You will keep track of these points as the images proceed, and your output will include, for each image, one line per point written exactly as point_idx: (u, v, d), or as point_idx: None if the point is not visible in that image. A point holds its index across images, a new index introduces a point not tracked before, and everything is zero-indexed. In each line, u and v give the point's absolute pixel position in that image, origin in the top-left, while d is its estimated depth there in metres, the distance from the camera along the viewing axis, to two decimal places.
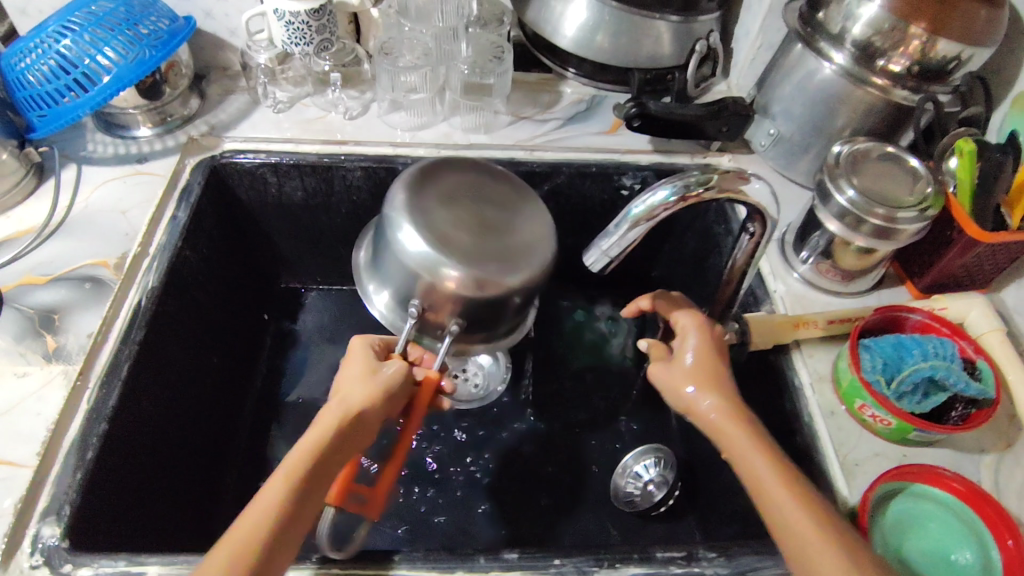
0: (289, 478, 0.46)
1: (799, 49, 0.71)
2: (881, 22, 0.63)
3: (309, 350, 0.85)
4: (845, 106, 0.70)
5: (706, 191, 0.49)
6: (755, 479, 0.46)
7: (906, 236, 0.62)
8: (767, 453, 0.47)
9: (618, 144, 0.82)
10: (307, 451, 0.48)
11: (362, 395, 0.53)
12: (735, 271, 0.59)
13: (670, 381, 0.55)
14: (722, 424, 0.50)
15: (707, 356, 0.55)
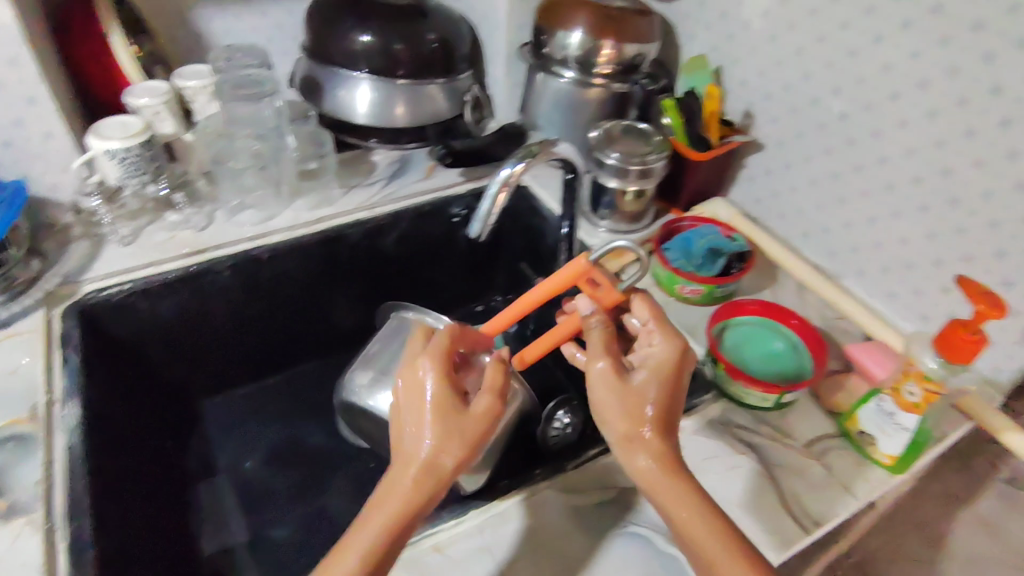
0: (381, 509, 0.47)
1: (541, 78, 0.97)
2: (585, 43, 0.91)
3: (226, 454, 0.93)
4: (587, 106, 0.96)
5: (533, 159, 0.66)
6: (695, 542, 0.49)
7: (657, 172, 0.87)
8: (711, 521, 0.49)
9: (437, 184, 1.00)
10: (400, 472, 0.48)
11: (432, 430, 0.49)
12: (568, 225, 0.81)
13: (619, 426, 0.52)
14: (657, 486, 0.51)
15: (671, 393, 0.54)
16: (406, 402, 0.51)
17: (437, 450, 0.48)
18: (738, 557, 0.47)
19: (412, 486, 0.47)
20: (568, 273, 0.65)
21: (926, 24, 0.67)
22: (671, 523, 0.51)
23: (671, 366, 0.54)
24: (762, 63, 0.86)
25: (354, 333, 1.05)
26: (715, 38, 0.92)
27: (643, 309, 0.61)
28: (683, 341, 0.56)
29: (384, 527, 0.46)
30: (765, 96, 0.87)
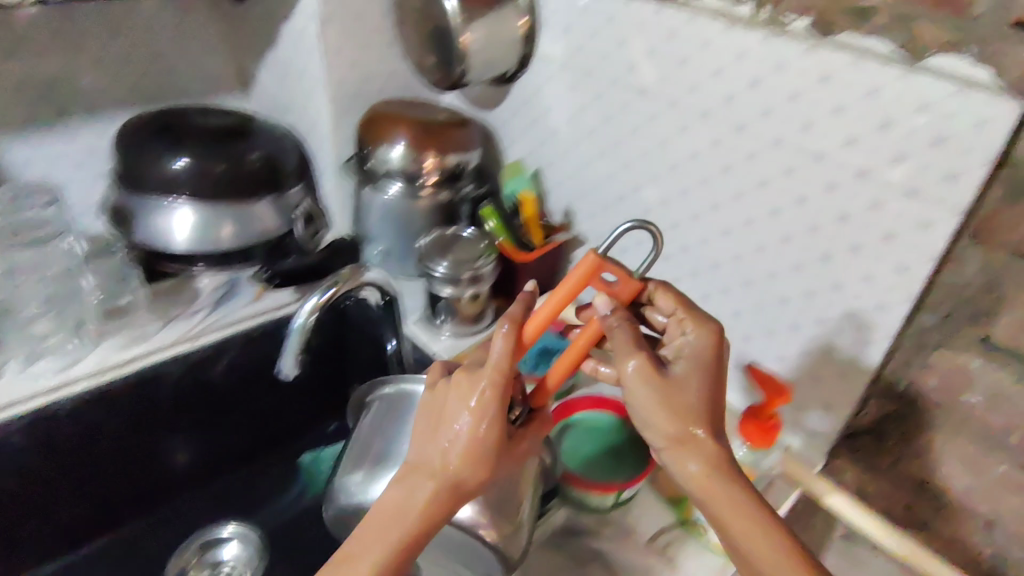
0: (374, 545, 0.52)
1: (367, 192, 0.97)
2: (406, 157, 0.92)
3: None
4: (418, 215, 0.97)
5: (343, 284, 0.64)
6: (742, 552, 0.51)
7: (487, 277, 0.90)
8: (761, 530, 0.51)
9: (266, 304, 0.97)
10: (402, 497, 0.53)
11: (455, 453, 0.53)
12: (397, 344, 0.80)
13: (667, 431, 0.53)
14: (710, 490, 0.53)
15: (707, 394, 0.54)
16: (444, 406, 0.54)
17: (461, 469, 0.53)
18: (796, 560, 0.49)
19: (418, 511, 0.53)
20: (580, 274, 0.56)
21: (699, 128, 0.74)
22: (723, 531, 0.52)
23: (713, 359, 0.56)
24: (574, 164, 0.92)
25: (186, 476, 0.95)
26: (530, 142, 0.98)
27: (666, 297, 0.60)
28: (717, 330, 0.57)
29: (369, 559, 0.51)
30: (582, 193, 0.93)
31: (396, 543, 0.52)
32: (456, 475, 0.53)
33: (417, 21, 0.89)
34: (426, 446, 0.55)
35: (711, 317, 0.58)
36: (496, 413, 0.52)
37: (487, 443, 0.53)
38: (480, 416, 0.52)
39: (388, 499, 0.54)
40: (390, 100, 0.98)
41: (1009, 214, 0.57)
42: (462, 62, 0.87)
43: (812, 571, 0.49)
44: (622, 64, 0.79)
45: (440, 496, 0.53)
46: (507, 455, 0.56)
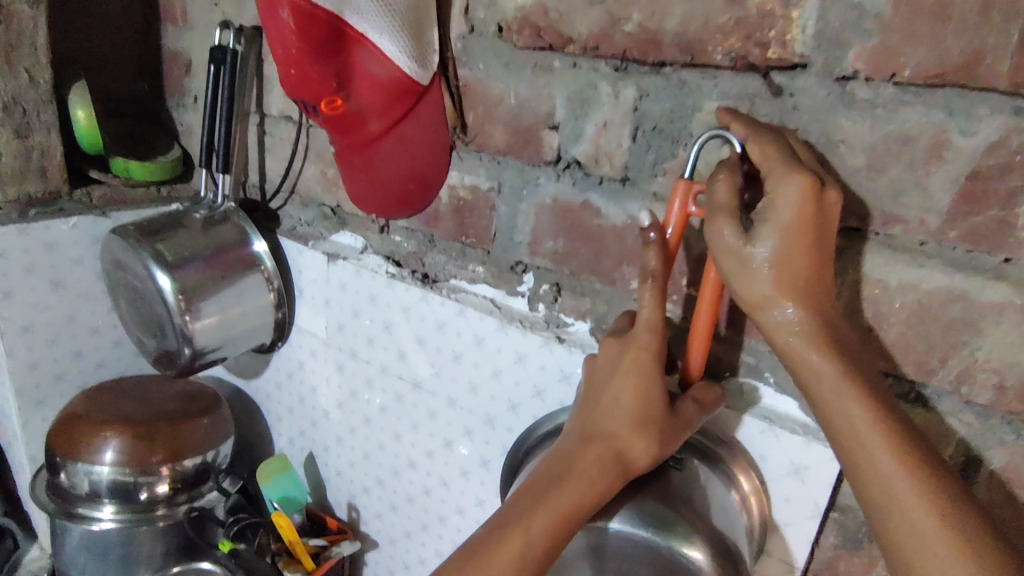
0: (521, 513, 0.38)
1: (61, 521, 0.69)
2: (121, 467, 0.68)
3: None
4: (143, 541, 0.71)
5: None
6: (846, 436, 0.36)
7: None
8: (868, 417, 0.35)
9: None
10: (547, 462, 0.41)
11: (616, 417, 0.42)
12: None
13: (755, 306, 0.39)
14: (818, 385, 0.37)
15: (807, 261, 0.38)
16: (596, 376, 0.44)
17: (628, 435, 0.41)
18: (893, 443, 0.35)
19: (584, 477, 0.39)
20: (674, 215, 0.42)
21: (485, 434, 0.60)
22: (821, 414, 0.37)
23: (804, 221, 0.37)
24: (351, 453, 0.74)
25: None
26: (299, 423, 0.79)
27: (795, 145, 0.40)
28: (812, 176, 0.37)
29: (544, 516, 0.38)
30: (364, 488, 0.74)
31: (559, 511, 0.38)
32: (623, 437, 0.41)
33: (131, 296, 0.70)
34: (590, 411, 0.43)
35: (791, 158, 0.38)
36: (648, 381, 0.42)
37: (655, 404, 0.41)
38: (633, 382, 0.42)
39: (541, 465, 0.41)
40: (106, 385, 0.75)
41: (850, 564, 0.46)
42: (188, 344, 0.68)
43: (909, 462, 0.34)
44: (391, 350, 0.65)
45: (608, 466, 0.40)
46: (673, 431, 0.42)
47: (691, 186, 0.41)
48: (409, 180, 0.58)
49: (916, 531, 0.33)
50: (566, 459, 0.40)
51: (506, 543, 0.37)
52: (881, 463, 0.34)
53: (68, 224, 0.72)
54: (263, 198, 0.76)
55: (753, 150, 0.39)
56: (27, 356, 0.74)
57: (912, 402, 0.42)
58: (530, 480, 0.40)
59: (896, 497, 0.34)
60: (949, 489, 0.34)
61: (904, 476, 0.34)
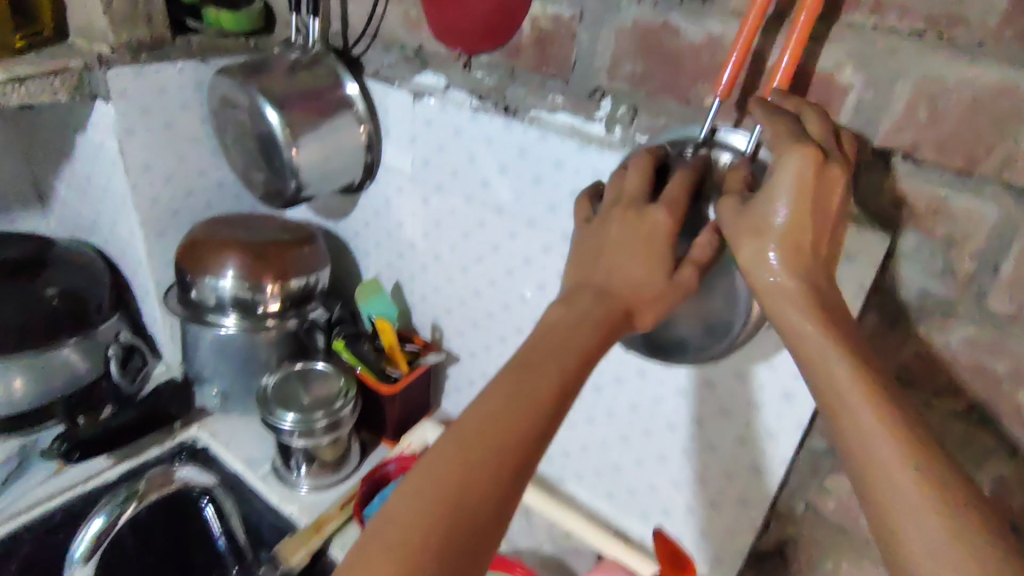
0: (545, 356, 0.43)
1: (195, 327, 0.82)
2: (240, 283, 0.79)
3: None
4: (261, 349, 0.83)
5: None
6: (824, 388, 0.40)
7: (349, 419, 0.78)
8: (850, 367, 0.40)
9: (76, 477, 0.79)
10: (560, 317, 0.46)
11: (625, 278, 0.47)
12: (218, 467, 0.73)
13: (744, 261, 0.45)
14: (808, 344, 0.42)
15: (807, 225, 0.43)
16: (605, 237, 0.49)
17: (638, 300, 0.46)
18: (876, 408, 0.38)
19: (595, 328, 0.45)
20: (636, 177, 0.50)
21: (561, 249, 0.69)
22: (810, 374, 0.42)
23: (810, 184, 0.42)
24: (435, 279, 0.84)
25: None
26: (385, 255, 0.88)
27: (807, 122, 0.46)
28: (816, 147, 0.42)
29: (559, 366, 0.43)
30: (448, 310, 0.84)
31: (575, 354, 0.43)
32: (631, 301, 0.46)
33: (240, 134, 0.78)
34: (596, 274, 0.48)
35: (795, 135, 0.43)
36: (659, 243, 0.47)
37: (661, 265, 0.47)
38: (644, 246, 0.47)
39: (553, 319, 0.46)
40: (217, 220, 0.85)
41: (886, 340, 0.55)
42: (294, 178, 0.76)
43: (890, 423, 0.38)
44: (475, 179, 0.73)
45: (617, 316, 0.46)
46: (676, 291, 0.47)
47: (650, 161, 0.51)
48: (494, 12, 0.62)
49: (888, 471, 0.36)
50: (579, 313, 0.46)
51: (536, 381, 0.42)
52: (865, 416, 0.38)
53: (175, 69, 0.79)
54: (346, 46, 0.82)
55: (768, 127, 0.45)
56: (148, 191, 0.83)
57: (956, 191, 0.48)
58: (533, 339, 0.45)
59: (871, 447, 0.37)
60: (928, 444, 0.37)
61: (879, 427, 0.37)
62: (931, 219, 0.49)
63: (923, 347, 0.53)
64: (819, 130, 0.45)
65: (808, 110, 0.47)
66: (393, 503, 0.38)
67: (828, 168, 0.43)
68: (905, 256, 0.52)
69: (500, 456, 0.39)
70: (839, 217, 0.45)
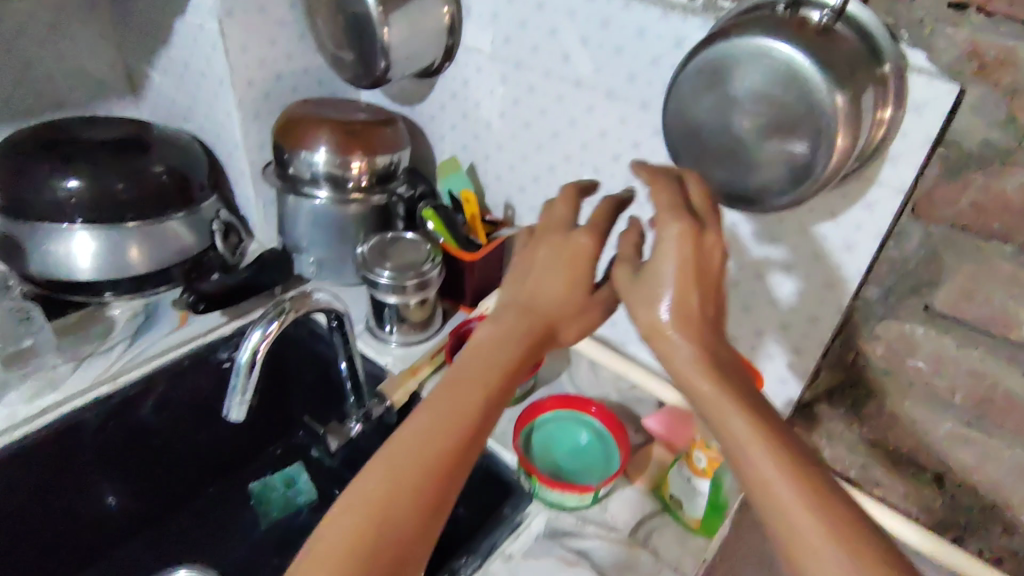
0: (470, 371, 0.47)
1: (292, 199, 0.90)
2: (332, 159, 0.86)
3: None
4: (351, 221, 0.91)
5: (286, 316, 0.60)
6: (728, 430, 0.42)
7: (435, 281, 0.86)
8: (754, 414, 0.42)
9: (196, 330, 0.89)
10: (490, 334, 0.50)
11: (552, 293, 0.51)
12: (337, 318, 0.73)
13: (644, 328, 0.47)
14: (719, 395, 0.43)
15: (695, 294, 0.46)
16: (536, 256, 0.52)
17: (560, 317, 0.51)
18: (774, 458, 0.40)
19: (512, 350, 0.49)
20: (564, 207, 0.54)
21: (638, 119, 0.74)
22: (716, 431, 0.43)
23: (692, 256, 0.46)
24: (510, 157, 0.90)
25: (122, 523, 0.87)
26: (461, 137, 0.94)
27: (689, 185, 0.50)
28: (689, 223, 0.46)
29: (481, 380, 0.47)
30: (521, 187, 0.91)
31: (501, 367, 0.48)
32: (553, 317, 0.51)
33: (332, 14, 0.83)
34: (522, 292, 0.52)
35: (675, 206, 0.47)
36: (576, 272, 0.51)
37: (580, 288, 0.51)
38: (567, 270, 0.51)
39: (485, 336, 0.49)
40: (305, 103, 0.91)
41: (945, 190, 0.60)
42: (384, 57, 0.81)
43: (795, 474, 0.39)
44: (556, 54, 0.77)
45: (538, 331, 0.50)
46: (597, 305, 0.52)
47: (576, 190, 0.55)
48: None
49: (796, 534, 0.38)
50: (500, 333, 0.49)
51: (469, 396, 0.46)
52: (769, 469, 0.40)
53: None
54: None
55: (659, 194, 0.48)
56: (244, 73, 0.89)
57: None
58: (467, 356, 0.49)
59: (777, 500, 0.39)
60: (833, 502, 0.38)
61: (785, 482, 0.39)
62: (999, 70, 0.54)
63: (980, 195, 0.59)
64: (699, 198, 0.49)
65: (687, 173, 0.52)
66: (322, 527, 0.41)
67: (704, 236, 0.47)
68: (972, 107, 0.56)
69: (428, 467, 0.43)
70: (719, 284, 0.48)
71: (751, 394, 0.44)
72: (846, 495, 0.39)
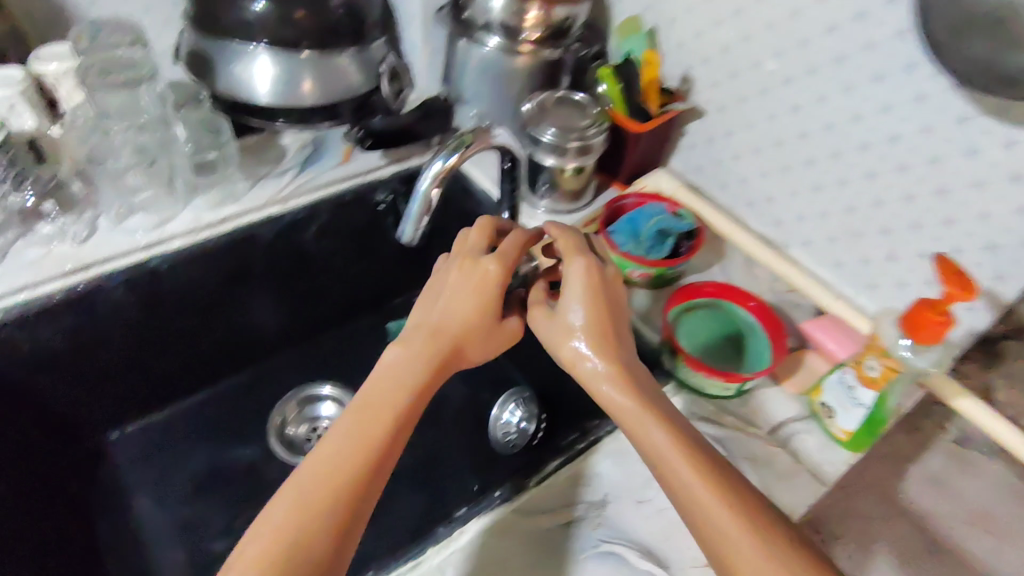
0: (388, 391, 0.52)
1: (463, 44, 0.88)
2: (509, 6, 0.82)
3: (126, 464, 0.83)
4: (516, 77, 0.87)
5: (468, 150, 0.59)
6: (647, 443, 0.50)
7: (597, 148, 0.82)
8: (664, 424, 0.51)
9: (357, 168, 0.91)
10: (397, 359, 0.55)
11: (455, 321, 0.59)
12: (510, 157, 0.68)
13: (569, 358, 0.57)
14: (625, 411, 0.53)
15: (603, 309, 0.58)
16: (445, 284, 0.61)
17: (465, 338, 0.58)
18: (689, 461, 0.48)
19: (415, 374, 0.54)
20: (478, 236, 0.64)
21: None
22: (637, 443, 0.52)
23: (596, 281, 0.58)
24: (698, 23, 0.81)
25: (276, 333, 0.94)
26: None
27: (560, 238, 0.62)
28: (588, 258, 0.60)
29: (394, 401, 0.52)
30: (704, 59, 0.83)
31: (406, 390, 0.53)
32: (459, 339, 0.58)
33: None
34: (430, 318, 0.59)
35: (580, 249, 0.61)
36: (490, 287, 0.60)
37: (484, 312, 0.60)
38: (476, 294, 0.60)
39: (391, 361, 0.55)
40: None
41: None
42: None
43: (710, 480, 0.47)
44: None
45: (447, 352, 0.57)
46: (503, 332, 0.62)
47: (491, 223, 0.65)
48: None
49: (724, 534, 0.45)
50: (410, 355, 0.56)
51: (377, 419, 0.50)
52: (688, 478, 0.47)
53: None
54: None
55: (563, 239, 0.62)
56: None
57: None
58: (369, 386, 0.53)
59: (699, 501, 0.46)
60: (744, 503, 0.46)
61: (706, 490, 0.46)
62: None
63: None
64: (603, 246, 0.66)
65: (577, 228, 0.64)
66: (242, 549, 0.43)
67: (604, 270, 0.61)
68: None
69: (338, 489, 0.46)
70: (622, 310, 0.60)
71: (662, 403, 0.53)
72: (762, 507, 0.46)
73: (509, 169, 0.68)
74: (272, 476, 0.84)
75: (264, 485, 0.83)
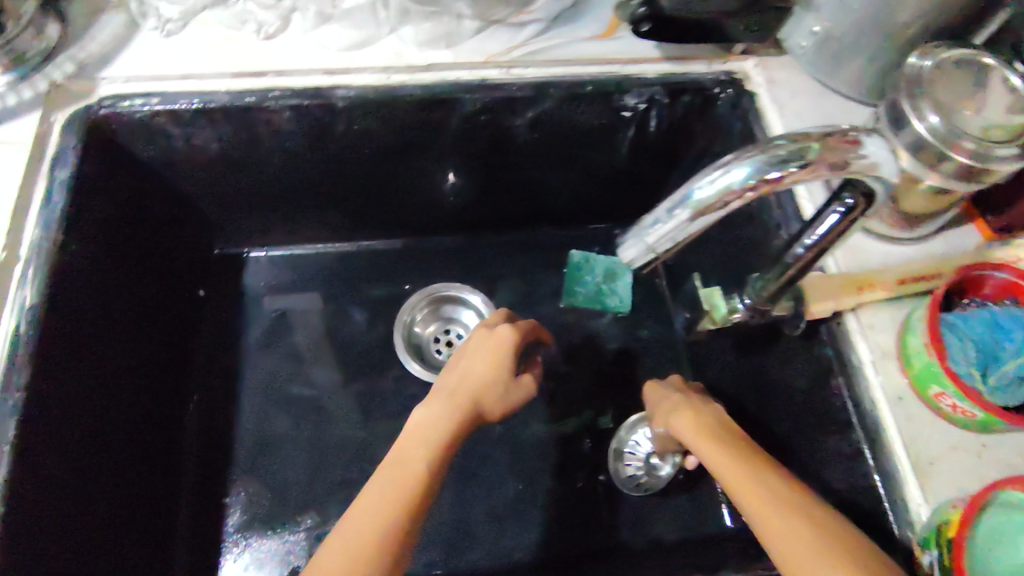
0: (417, 443, 0.49)
1: None
2: None
3: (257, 285, 0.77)
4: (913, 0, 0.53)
5: (800, 171, 0.34)
6: (756, 509, 0.43)
7: (996, 176, 0.48)
8: (768, 486, 0.44)
9: (617, 53, 0.65)
10: (417, 415, 0.52)
11: (478, 378, 0.55)
12: (859, 197, 0.39)
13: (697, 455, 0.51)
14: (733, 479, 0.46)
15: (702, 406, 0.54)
16: (463, 350, 0.58)
17: (485, 394, 0.54)
18: (796, 517, 0.42)
19: (443, 424, 0.51)
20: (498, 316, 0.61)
21: None
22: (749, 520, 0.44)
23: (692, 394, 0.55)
24: None
25: (448, 211, 0.77)
26: None
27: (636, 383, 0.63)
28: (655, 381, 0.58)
29: (422, 453, 0.49)
30: None
31: (435, 440, 0.49)
32: (480, 395, 0.54)
33: None
34: (448, 375, 0.56)
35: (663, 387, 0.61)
36: (502, 352, 0.56)
37: (505, 367, 0.56)
38: (495, 360, 0.56)
39: (416, 419, 0.52)
40: None
41: None
42: None
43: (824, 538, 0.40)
44: None
45: (469, 408, 0.53)
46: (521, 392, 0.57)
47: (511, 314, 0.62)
48: None
49: None
50: (428, 410, 0.52)
51: (409, 469, 0.47)
52: (803, 541, 0.40)
53: None
54: None
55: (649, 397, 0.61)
56: None
57: None
58: (399, 441, 0.50)
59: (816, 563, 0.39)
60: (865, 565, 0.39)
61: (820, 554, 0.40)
62: None
63: None
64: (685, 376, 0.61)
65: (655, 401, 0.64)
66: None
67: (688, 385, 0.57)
68: None
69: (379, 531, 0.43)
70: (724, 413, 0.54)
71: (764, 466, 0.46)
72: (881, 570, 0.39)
73: (846, 215, 0.39)
74: (382, 374, 0.74)
75: (370, 379, 0.74)
